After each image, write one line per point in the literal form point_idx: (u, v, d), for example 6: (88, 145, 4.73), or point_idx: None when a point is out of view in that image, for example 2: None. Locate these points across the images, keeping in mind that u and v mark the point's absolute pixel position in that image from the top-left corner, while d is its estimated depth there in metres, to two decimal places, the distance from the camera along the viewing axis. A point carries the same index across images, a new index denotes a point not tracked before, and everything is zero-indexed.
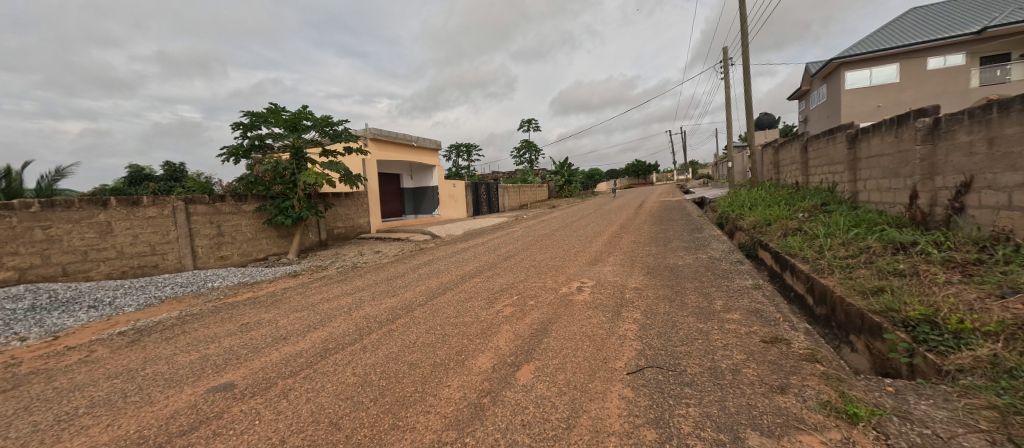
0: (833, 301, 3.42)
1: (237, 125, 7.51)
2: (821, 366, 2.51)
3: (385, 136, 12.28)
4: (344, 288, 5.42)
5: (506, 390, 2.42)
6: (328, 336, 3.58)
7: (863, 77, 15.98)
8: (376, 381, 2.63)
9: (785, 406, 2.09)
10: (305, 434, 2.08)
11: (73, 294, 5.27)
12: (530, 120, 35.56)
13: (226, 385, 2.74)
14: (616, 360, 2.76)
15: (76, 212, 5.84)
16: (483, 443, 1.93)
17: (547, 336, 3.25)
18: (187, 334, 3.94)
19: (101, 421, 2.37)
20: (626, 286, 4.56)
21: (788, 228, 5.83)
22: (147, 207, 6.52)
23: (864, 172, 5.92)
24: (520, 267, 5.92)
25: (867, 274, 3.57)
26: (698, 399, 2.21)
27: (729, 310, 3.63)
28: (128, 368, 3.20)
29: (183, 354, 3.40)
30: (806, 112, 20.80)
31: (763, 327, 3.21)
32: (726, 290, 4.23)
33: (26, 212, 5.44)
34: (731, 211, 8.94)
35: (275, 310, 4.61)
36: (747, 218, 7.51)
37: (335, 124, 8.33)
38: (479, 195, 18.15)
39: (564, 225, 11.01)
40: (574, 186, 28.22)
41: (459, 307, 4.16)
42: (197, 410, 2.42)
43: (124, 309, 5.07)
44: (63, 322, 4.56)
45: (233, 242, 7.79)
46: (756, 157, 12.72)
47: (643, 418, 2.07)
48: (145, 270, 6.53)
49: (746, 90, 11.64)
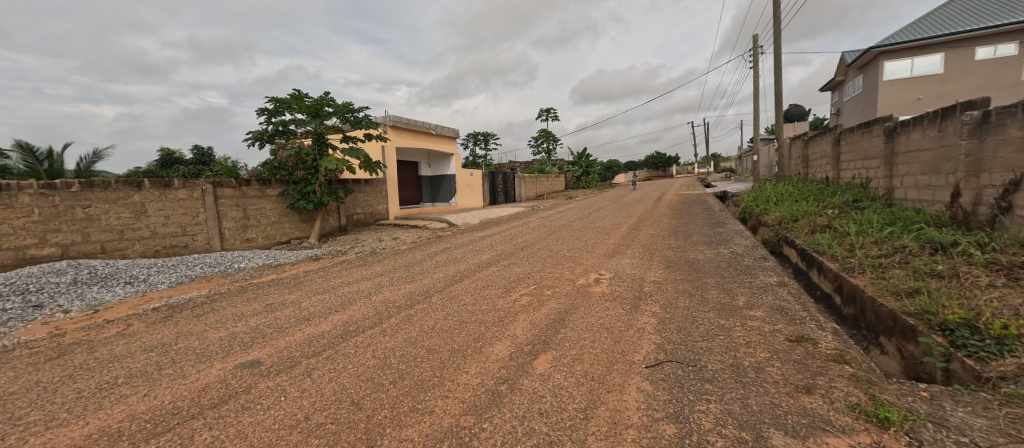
0: (863, 301, 3.28)
1: (263, 111, 7.66)
2: (849, 367, 2.42)
3: (404, 123, 12.35)
4: (363, 273, 5.52)
5: (524, 378, 2.43)
6: (349, 319, 3.66)
7: (904, 68, 15.11)
8: (396, 364, 2.68)
9: (812, 407, 2.03)
10: (328, 412, 2.14)
11: (111, 270, 5.54)
12: (547, 110, 35.21)
13: (253, 362, 2.84)
14: (635, 353, 2.72)
15: (113, 192, 6.09)
16: (501, 429, 1.95)
17: (564, 326, 3.24)
18: (217, 312, 4.11)
19: (139, 391, 2.49)
20: (646, 279, 4.49)
21: (816, 224, 5.61)
22: (178, 190, 6.76)
23: (901, 168, 5.63)
24: (537, 257, 5.89)
25: (901, 275, 3.40)
26: (719, 395, 2.16)
27: (752, 307, 3.54)
28: (162, 342, 3.36)
29: (213, 331, 3.54)
30: (840, 104, 19.85)
31: (788, 326, 3.11)
32: (749, 287, 4.12)
33: (67, 191, 5.67)
34: (756, 205, 8.67)
35: (298, 291, 4.76)
36: (772, 213, 7.27)
37: (356, 111, 8.40)
38: (496, 184, 18.14)
39: (581, 216, 10.91)
40: (592, 177, 28.05)
41: (477, 295, 4.19)
42: (227, 385, 2.51)
43: (158, 285, 5.31)
44: (102, 296, 4.82)
45: (258, 226, 8.04)
46: (783, 150, 12.23)
47: (662, 413, 2.04)
48: (176, 250, 6.81)
49: (777, 80, 11.15)
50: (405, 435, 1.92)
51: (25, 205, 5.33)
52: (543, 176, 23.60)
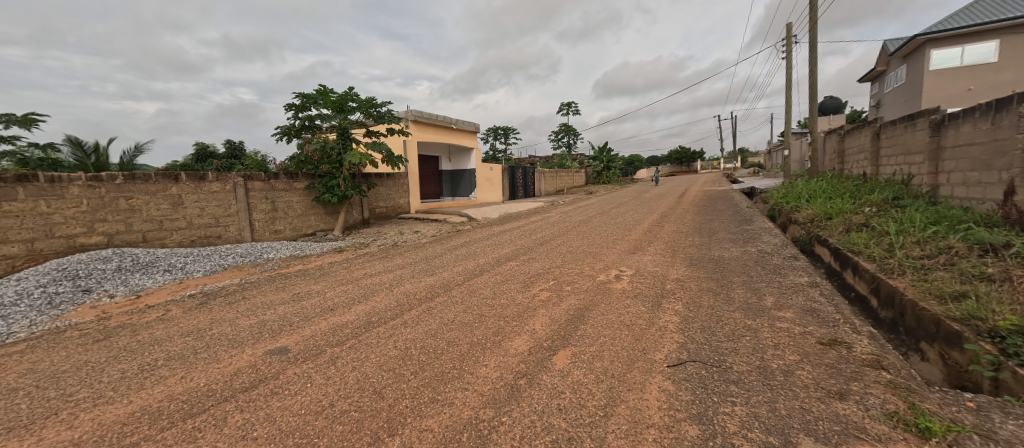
0: (902, 304, 3.11)
1: (290, 106, 7.88)
2: (887, 373, 2.30)
3: (425, 117, 12.47)
4: (385, 265, 5.63)
5: (543, 373, 2.43)
6: (371, 310, 3.75)
7: (953, 56, 14.12)
8: (417, 356, 2.72)
9: (844, 414, 1.94)
10: (351, 400, 2.20)
11: (151, 258, 5.85)
12: (567, 104, 34.89)
13: (281, 349, 2.94)
14: (656, 351, 2.67)
15: (152, 185, 6.41)
16: (521, 424, 1.95)
17: (584, 322, 3.21)
18: (248, 300, 4.29)
19: (177, 374, 2.63)
20: (668, 277, 4.39)
21: (852, 223, 5.33)
22: (211, 182, 7.07)
23: (948, 163, 5.28)
24: (557, 252, 5.85)
25: (946, 277, 3.19)
26: (744, 398, 2.10)
27: (781, 308, 3.41)
28: (198, 327, 3.53)
29: (244, 318, 3.69)
30: (880, 96, 18.76)
31: (820, 329, 2.98)
32: (778, 287, 3.96)
33: (112, 183, 6.00)
34: (786, 202, 8.33)
35: (323, 282, 4.91)
36: (804, 211, 6.96)
37: (379, 106, 8.52)
38: (515, 179, 18.13)
39: (601, 211, 10.75)
40: (613, 172, 27.63)
41: (496, 289, 4.21)
42: (257, 370, 2.62)
43: (193, 273, 5.59)
44: (143, 282, 5.12)
45: (286, 218, 8.33)
46: (817, 145, 11.66)
47: (685, 413, 2.00)
48: (210, 240, 7.13)
49: (812, 70, 10.62)
50: (425, 425, 1.96)
51: (74, 196, 5.65)
52: (564, 171, 23.42)
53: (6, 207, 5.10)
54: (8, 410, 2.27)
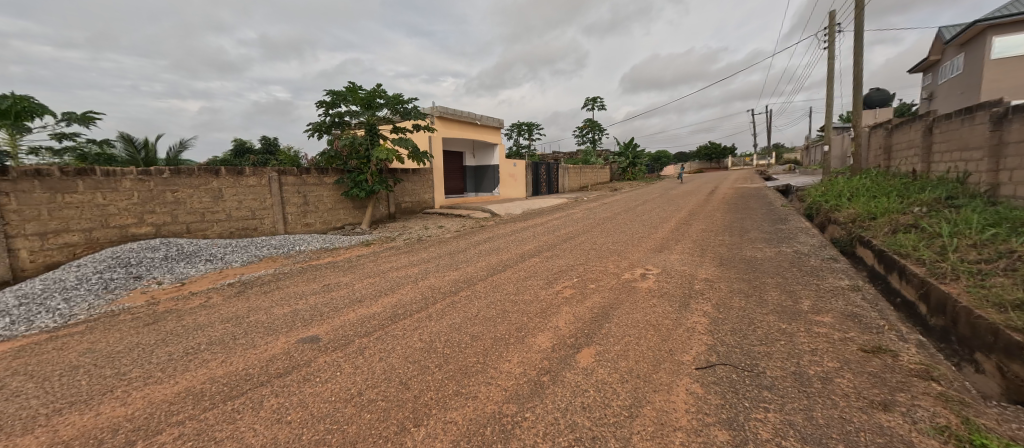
0: (955, 312, 2.89)
1: (321, 103, 8.13)
2: (937, 385, 2.14)
3: (450, 113, 12.59)
4: (411, 259, 5.74)
5: (566, 371, 2.41)
6: (397, 302, 3.85)
7: (1018, 43, 12.91)
8: (441, 349, 2.76)
9: (890, 425, 1.82)
10: (378, 389, 2.27)
11: (195, 248, 6.22)
12: (593, 99, 34.37)
13: (313, 338, 3.06)
14: (684, 353, 2.60)
15: (196, 179, 6.78)
16: (543, 420, 1.95)
17: (608, 321, 3.17)
18: (281, 290, 4.49)
19: (217, 358, 2.78)
20: (696, 277, 4.26)
21: (898, 224, 5.00)
22: (248, 177, 7.43)
23: (1012, 160, 4.85)
24: (581, 249, 5.79)
25: (1007, 283, 2.94)
26: (778, 405, 2.01)
27: (819, 311, 3.24)
28: (236, 314, 3.72)
29: (279, 307, 3.87)
30: (933, 87, 17.43)
31: (862, 335, 2.81)
32: (816, 290, 3.77)
33: (160, 177, 6.38)
34: (825, 201, 7.91)
35: (351, 274, 5.06)
36: (845, 210, 6.59)
37: (406, 102, 8.66)
38: (539, 175, 18.06)
39: (627, 208, 10.55)
40: (639, 168, 27.02)
41: (519, 284, 4.22)
42: (290, 357, 2.74)
43: (232, 263, 5.91)
44: (187, 271, 5.44)
45: (317, 211, 8.66)
46: (861, 140, 10.98)
47: (714, 417, 1.94)
48: (248, 232, 7.50)
49: (857, 61, 9.97)
50: (449, 417, 1.98)
51: (127, 189, 6.04)
52: (588, 167, 23.11)
53: (68, 199, 5.48)
54: (71, 386, 2.47)
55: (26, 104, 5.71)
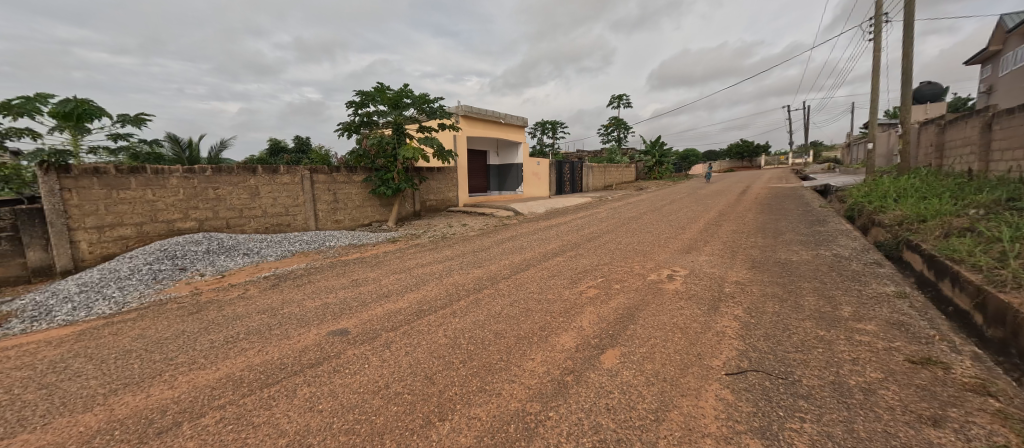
0: (1017, 323, 2.65)
1: (351, 103, 8.38)
2: (996, 401, 1.98)
3: (475, 113, 12.69)
4: (435, 256, 5.83)
5: (591, 371, 2.39)
6: (422, 298, 3.93)
7: None
8: (466, 345, 2.80)
9: (940, 443, 1.70)
10: (404, 383, 2.32)
11: (233, 243, 6.56)
12: (619, 97, 33.77)
13: (343, 331, 3.17)
14: (713, 357, 2.52)
15: (235, 177, 7.14)
16: (567, 420, 1.94)
17: (633, 322, 3.11)
18: (313, 283, 4.67)
19: (254, 347, 2.93)
20: (726, 279, 4.12)
21: (952, 227, 4.65)
22: (283, 175, 7.76)
23: None
24: (605, 249, 5.72)
25: None
26: (814, 415, 1.92)
27: (861, 319, 3.06)
28: (271, 306, 3.91)
29: (311, 300, 4.03)
30: (993, 80, 16.04)
31: (909, 345, 2.63)
32: (857, 296, 3.56)
33: (203, 175, 6.76)
34: (868, 202, 7.45)
35: (379, 270, 5.20)
36: (890, 212, 6.19)
37: (432, 102, 8.79)
38: (563, 174, 17.92)
39: (653, 208, 10.32)
40: (666, 167, 26.33)
41: (543, 284, 4.20)
42: (322, 348, 2.85)
43: (267, 257, 6.19)
44: (227, 264, 5.75)
45: (346, 209, 8.94)
46: (910, 137, 10.28)
47: (746, 425, 1.87)
48: (282, 228, 7.85)
49: (907, 53, 9.32)
50: (473, 413, 2.01)
51: (173, 186, 6.43)
52: (613, 165, 22.74)
53: (122, 195, 5.89)
54: (124, 368, 2.67)
55: (87, 107, 6.15)
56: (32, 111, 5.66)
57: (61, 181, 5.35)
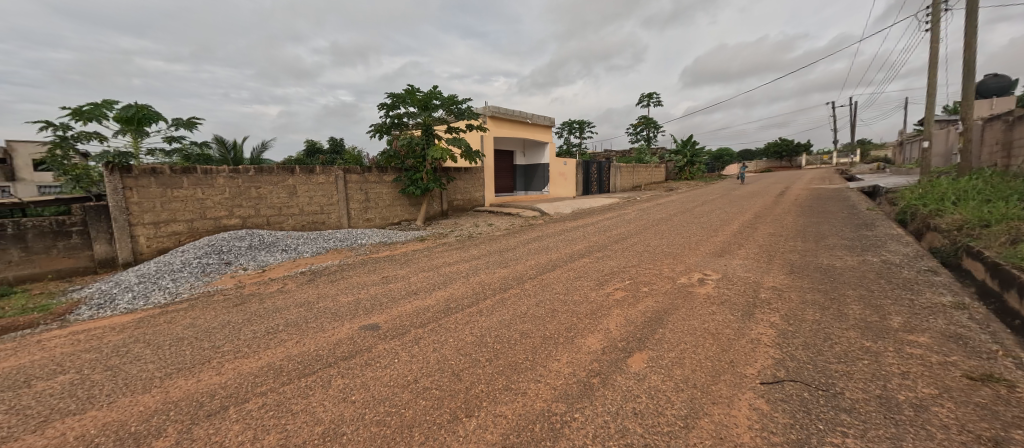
0: None
1: (383, 106, 8.64)
2: None
3: (501, 113, 12.76)
4: (462, 255, 5.93)
5: (617, 374, 2.36)
6: (450, 296, 4.01)
7: None
8: (492, 344, 2.83)
9: None
10: (432, 378, 2.38)
11: (273, 239, 6.92)
12: (649, 95, 32.95)
13: (374, 326, 3.29)
14: (747, 365, 2.43)
15: (275, 177, 7.53)
16: (593, 422, 1.93)
17: (662, 327, 3.04)
18: (346, 279, 4.87)
19: (293, 338, 3.10)
20: (762, 284, 3.95)
21: (1020, 233, 4.24)
22: (318, 175, 8.12)
23: None
24: (634, 251, 5.61)
25: None
26: (858, 430, 1.81)
27: (912, 330, 2.85)
28: (308, 300, 4.11)
29: (344, 295, 4.20)
30: None
31: (968, 360, 2.43)
32: (909, 305, 3.32)
33: (246, 175, 7.17)
34: (922, 204, 6.92)
35: (407, 267, 5.35)
36: (948, 216, 5.72)
37: (460, 103, 8.92)
38: (589, 174, 17.72)
39: (683, 209, 10.03)
40: (698, 167, 25.48)
41: (569, 285, 4.18)
42: (355, 342, 2.97)
43: (303, 253, 6.50)
44: (266, 259, 6.08)
45: (376, 207, 9.23)
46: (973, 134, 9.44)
47: (782, 437, 1.80)
48: (317, 225, 8.20)
49: (970, 43, 8.57)
50: (499, 411, 2.03)
51: (220, 185, 6.86)
52: (641, 165, 22.27)
53: (175, 193, 6.35)
54: (177, 354, 2.89)
55: (145, 111, 6.67)
56: (100, 116, 6.19)
57: (124, 181, 5.83)
